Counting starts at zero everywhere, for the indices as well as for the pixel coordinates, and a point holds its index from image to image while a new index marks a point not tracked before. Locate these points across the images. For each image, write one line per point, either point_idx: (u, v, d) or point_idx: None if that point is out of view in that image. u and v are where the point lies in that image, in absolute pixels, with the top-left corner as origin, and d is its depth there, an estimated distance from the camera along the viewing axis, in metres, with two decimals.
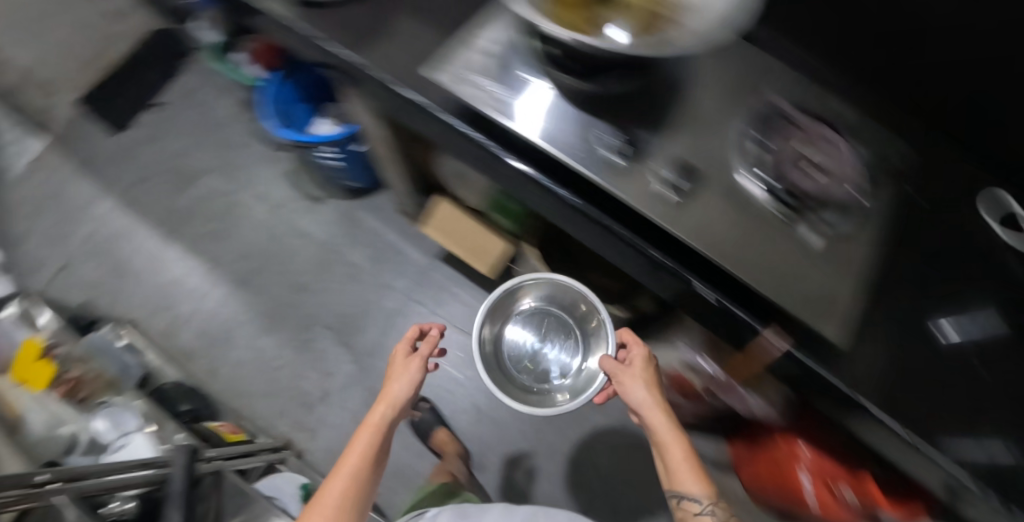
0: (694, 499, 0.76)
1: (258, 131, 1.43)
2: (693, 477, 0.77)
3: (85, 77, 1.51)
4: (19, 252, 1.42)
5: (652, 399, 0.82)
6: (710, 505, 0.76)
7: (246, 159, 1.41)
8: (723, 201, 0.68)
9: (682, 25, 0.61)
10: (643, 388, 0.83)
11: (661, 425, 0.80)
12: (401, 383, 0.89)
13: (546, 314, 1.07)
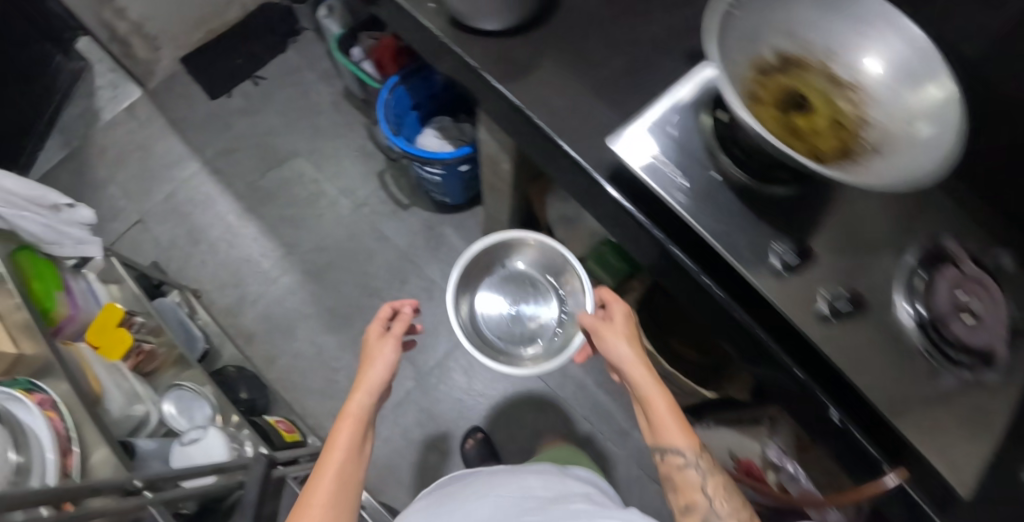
0: (679, 456, 0.66)
1: (354, 125, 1.41)
2: (677, 428, 0.68)
3: (192, 39, 1.52)
4: (98, 198, 1.42)
5: (630, 353, 0.75)
6: (697, 460, 0.66)
7: (337, 150, 1.39)
8: (882, 335, 0.58)
9: (882, 156, 0.58)
10: (620, 341, 0.76)
11: (642, 380, 0.72)
12: (378, 366, 0.77)
13: (516, 274, 0.99)
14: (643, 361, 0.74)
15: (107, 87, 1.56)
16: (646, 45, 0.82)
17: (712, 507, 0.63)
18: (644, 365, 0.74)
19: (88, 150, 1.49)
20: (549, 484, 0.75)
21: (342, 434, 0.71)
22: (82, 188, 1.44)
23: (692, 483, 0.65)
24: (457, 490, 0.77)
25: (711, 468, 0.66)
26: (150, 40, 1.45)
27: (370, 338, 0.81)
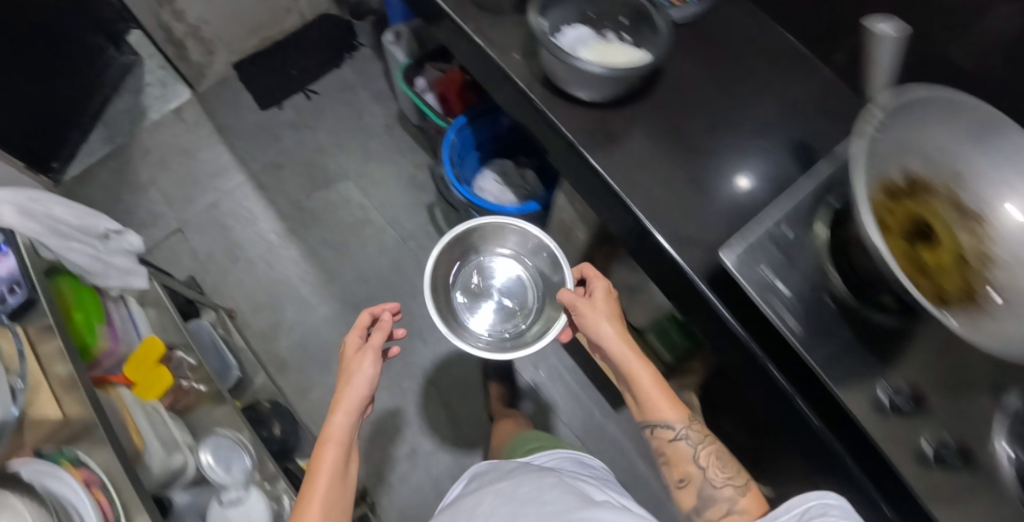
0: (670, 429, 0.73)
1: (407, 151, 1.37)
2: (664, 403, 0.75)
3: (246, 46, 1.49)
4: (138, 202, 1.38)
5: (613, 332, 0.79)
6: (687, 431, 0.74)
7: (388, 177, 1.35)
8: (988, 491, 0.58)
9: (1011, 314, 0.53)
10: (602, 321, 0.79)
11: (625, 358, 0.78)
12: (359, 380, 0.73)
13: (471, 269, 1.01)
14: (626, 339, 0.79)
15: (156, 85, 1.53)
16: (746, 134, 0.78)
17: (706, 478, 0.70)
18: (627, 344, 0.78)
19: (132, 148, 1.45)
20: (533, 482, 0.70)
21: (327, 462, 0.67)
22: (123, 188, 1.41)
23: (687, 456, 0.72)
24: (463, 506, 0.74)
25: (701, 436, 0.74)
26: (205, 43, 1.42)
27: (348, 351, 0.76)
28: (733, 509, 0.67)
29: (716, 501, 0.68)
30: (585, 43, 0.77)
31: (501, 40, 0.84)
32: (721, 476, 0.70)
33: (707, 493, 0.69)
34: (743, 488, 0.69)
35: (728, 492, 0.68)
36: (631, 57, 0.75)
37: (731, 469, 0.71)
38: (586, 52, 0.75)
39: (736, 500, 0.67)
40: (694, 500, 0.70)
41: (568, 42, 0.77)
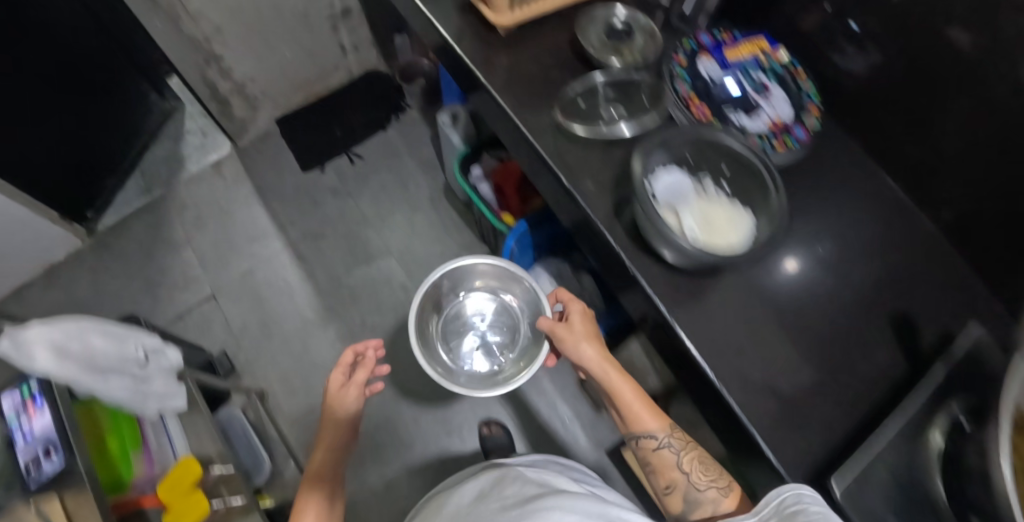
0: (650, 438, 0.76)
1: (452, 227, 1.31)
2: (645, 413, 0.78)
3: (290, 101, 1.44)
4: (171, 262, 1.33)
5: (592, 352, 0.83)
6: (669, 438, 0.76)
7: (431, 255, 1.29)
8: None
9: None
10: (579, 344, 0.84)
11: (603, 373, 0.82)
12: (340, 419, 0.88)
13: (445, 319, 1.04)
14: (603, 358, 0.83)
15: (196, 134, 1.48)
16: (833, 303, 0.75)
17: (689, 482, 0.72)
18: (604, 363, 0.82)
19: (168, 202, 1.40)
20: (505, 479, 0.78)
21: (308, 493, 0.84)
22: (157, 245, 1.35)
23: (669, 460, 0.75)
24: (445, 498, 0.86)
25: (682, 439, 0.76)
26: (250, 100, 1.37)
27: (333, 389, 0.90)
28: (717, 509, 0.68)
29: (702, 502, 0.70)
30: (683, 195, 0.70)
31: (581, 171, 0.77)
32: (705, 478, 0.71)
33: (693, 497, 0.71)
34: (728, 488, 0.70)
35: (711, 494, 0.70)
36: (735, 227, 0.68)
37: (715, 470, 0.72)
38: (690, 217, 0.68)
39: (721, 499, 0.69)
40: (683, 505, 0.71)
41: (664, 190, 0.69)
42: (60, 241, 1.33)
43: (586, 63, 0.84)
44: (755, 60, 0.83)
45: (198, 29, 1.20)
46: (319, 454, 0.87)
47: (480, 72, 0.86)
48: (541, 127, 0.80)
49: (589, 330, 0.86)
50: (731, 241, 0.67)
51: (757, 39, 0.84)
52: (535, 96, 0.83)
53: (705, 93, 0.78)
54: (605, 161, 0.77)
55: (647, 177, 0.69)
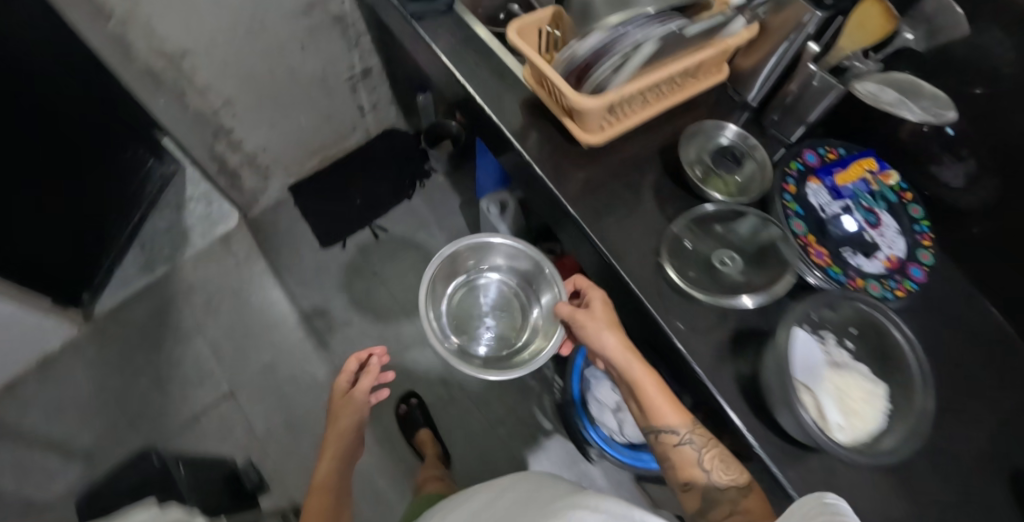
0: (670, 433, 0.69)
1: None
2: (667, 408, 0.69)
3: (304, 167, 1.32)
4: (181, 355, 1.20)
5: (614, 337, 0.74)
6: (690, 434, 0.69)
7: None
8: None
9: None
10: (602, 329, 0.74)
11: (627, 365, 0.72)
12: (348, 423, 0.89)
13: (457, 299, 1.02)
14: (626, 344, 0.73)
15: (200, 202, 1.34)
16: (972, 463, 0.67)
17: (709, 479, 0.66)
18: (627, 349, 0.73)
19: (173, 283, 1.27)
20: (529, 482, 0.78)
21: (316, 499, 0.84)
22: (164, 334, 1.22)
23: (689, 457, 0.68)
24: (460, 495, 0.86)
25: (704, 434, 0.69)
26: (261, 170, 1.24)
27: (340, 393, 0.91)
28: (735, 510, 0.63)
29: (722, 502, 0.64)
30: (817, 365, 0.66)
31: (691, 328, 0.69)
32: (724, 474, 0.66)
33: (712, 497, 0.65)
34: (747, 489, 0.65)
35: (732, 495, 0.64)
36: (871, 403, 0.66)
37: (736, 468, 0.66)
38: (829, 398, 0.64)
39: (741, 500, 0.64)
40: (700, 503, 0.66)
41: (800, 366, 0.65)
42: (54, 336, 1.19)
43: (686, 189, 0.76)
44: (865, 183, 0.77)
45: (206, 103, 1.06)
46: (331, 450, 0.88)
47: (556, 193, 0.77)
48: (638, 269, 0.72)
49: (611, 315, 0.76)
50: (868, 423, 0.64)
51: (862, 156, 0.78)
52: (624, 229, 0.75)
53: (820, 230, 0.73)
54: (709, 308, 0.70)
55: (790, 348, 0.64)
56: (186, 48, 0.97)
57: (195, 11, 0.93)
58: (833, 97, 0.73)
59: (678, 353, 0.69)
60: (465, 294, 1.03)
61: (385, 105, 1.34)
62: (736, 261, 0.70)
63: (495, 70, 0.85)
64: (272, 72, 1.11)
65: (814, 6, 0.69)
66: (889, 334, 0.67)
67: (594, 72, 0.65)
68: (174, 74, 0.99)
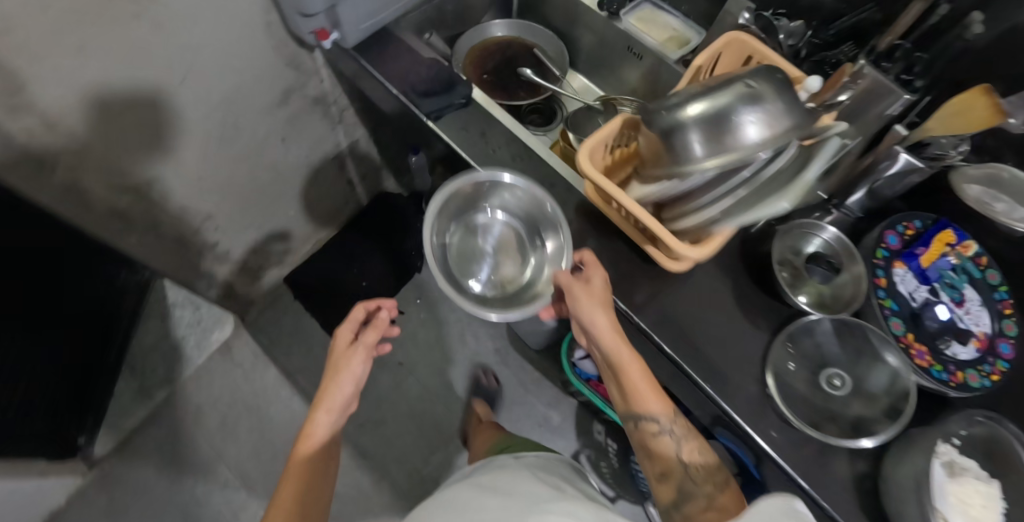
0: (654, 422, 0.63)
1: (530, 385, 1.14)
2: (651, 394, 0.64)
3: (296, 253, 1.18)
4: (204, 490, 1.09)
5: (603, 318, 0.66)
6: (671, 425, 0.64)
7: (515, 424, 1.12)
8: None
9: None
10: (592, 304, 0.66)
11: (614, 348, 0.66)
12: (344, 380, 0.73)
13: (452, 243, 0.77)
14: (616, 328, 0.66)
15: (185, 307, 1.16)
16: None
17: (687, 473, 0.61)
18: (615, 334, 0.66)
19: (177, 409, 1.14)
20: (509, 485, 0.71)
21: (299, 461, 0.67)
22: (180, 470, 1.10)
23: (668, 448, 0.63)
24: (445, 495, 0.73)
25: (684, 429, 0.64)
26: (252, 270, 1.10)
27: (340, 346, 0.76)
28: (712, 507, 0.57)
29: (698, 498, 0.59)
30: (942, 482, 0.62)
31: (810, 459, 0.64)
32: (701, 474, 0.61)
33: (687, 491, 0.60)
34: (727, 489, 0.59)
35: (708, 492, 0.59)
36: (988, 507, 0.64)
37: (716, 467, 0.61)
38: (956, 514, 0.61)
39: (719, 498, 0.58)
40: (675, 497, 0.60)
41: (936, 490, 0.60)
42: (56, 498, 1.06)
43: (773, 297, 0.71)
44: (946, 259, 0.73)
45: (183, 223, 0.92)
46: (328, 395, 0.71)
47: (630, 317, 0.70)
48: (739, 399, 0.66)
49: (604, 292, 0.67)
50: None
51: (936, 227, 0.73)
52: (716, 351, 0.68)
53: (918, 325, 0.69)
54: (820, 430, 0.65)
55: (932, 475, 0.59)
56: (153, 176, 0.82)
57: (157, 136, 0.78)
58: (918, 177, 0.68)
59: (802, 490, 0.64)
60: (463, 239, 0.78)
61: (374, 172, 1.20)
62: (845, 383, 0.67)
63: (535, 174, 0.75)
64: (252, 172, 0.96)
65: (903, 89, 0.62)
66: (1006, 445, 0.64)
67: (689, 207, 0.58)
68: (142, 205, 0.84)
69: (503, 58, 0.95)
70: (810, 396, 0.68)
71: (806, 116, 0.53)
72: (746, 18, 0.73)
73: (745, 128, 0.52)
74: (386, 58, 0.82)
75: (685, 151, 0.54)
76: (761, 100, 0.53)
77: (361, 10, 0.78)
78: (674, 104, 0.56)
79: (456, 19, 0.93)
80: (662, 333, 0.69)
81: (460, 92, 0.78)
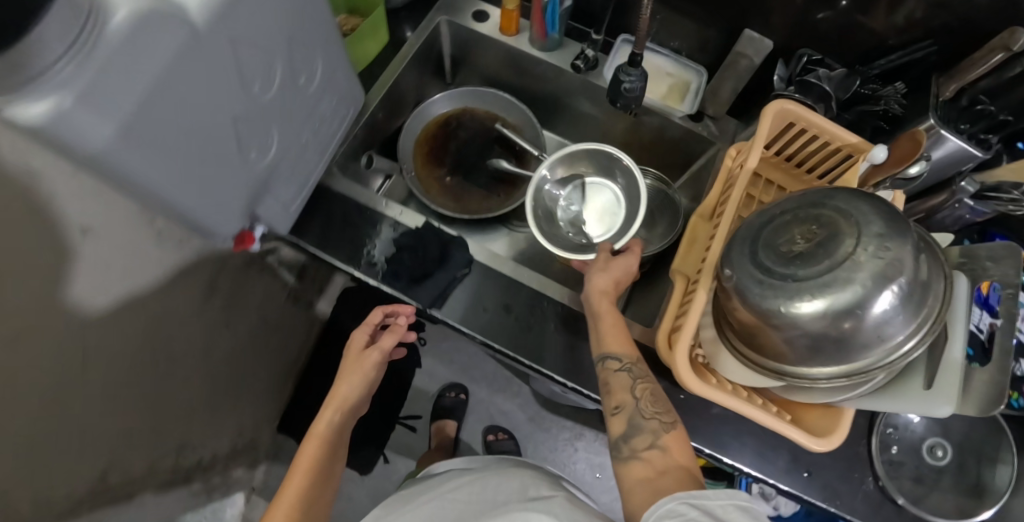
0: (615, 360, 0.56)
1: (578, 443, 1.04)
2: (620, 329, 0.57)
3: (281, 399, 1.02)
4: None
5: (598, 279, 0.60)
6: (633, 366, 0.56)
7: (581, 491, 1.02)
8: None
9: None
10: (598, 269, 0.61)
11: (598, 301, 0.59)
12: (354, 378, 0.59)
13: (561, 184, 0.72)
14: (605, 287, 0.60)
15: None
16: None
17: (636, 407, 0.55)
18: (604, 292, 0.60)
19: None
20: (487, 486, 0.75)
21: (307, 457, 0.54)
22: None
23: (624, 385, 0.56)
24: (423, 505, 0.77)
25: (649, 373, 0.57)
26: (246, 449, 0.94)
27: (353, 346, 0.61)
28: (657, 444, 0.52)
29: (644, 432, 0.53)
30: None
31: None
32: (650, 407, 0.54)
33: (636, 423, 0.53)
34: (673, 428, 0.53)
35: (654, 426, 0.53)
36: None
37: (666, 404, 0.55)
38: None
39: (663, 436, 0.53)
40: (620, 431, 0.54)
41: None
42: None
43: None
44: None
45: (157, 474, 0.73)
46: (342, 389, 0.58)
47: (729, 458, 0.61)
48: (867, 508, 0.59)
49: (619, 266, 0.61)
50: None
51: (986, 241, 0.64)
52: (832, 464, 0.61)
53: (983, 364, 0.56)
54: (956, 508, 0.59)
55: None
56: (102, 465, 0.63)
57: (65, 431, 0.56)
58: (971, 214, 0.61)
59: None
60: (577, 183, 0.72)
61: (327, 280, 1.01)
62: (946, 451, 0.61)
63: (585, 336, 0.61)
64: (206, 373, 0.77)
65: (982, 153, 0.54)
66: None
67: (803, 391, 0.51)
68: (103, 499, 0.64)
69: (459, 150, 0.79)
70: (943, 483, 0.61)
71: (937, 273, 0.46)
72: (778, 77, 0.62)
73: (888, 319, 0.44)
74: (333, 229, 0.63)
75: (814, 350, 0.47)
76: (900, 281, 0.44)
77: (286, 194, 0.58)
78: (785, 289, 0.46)
79: (390, 118, 0.74)
80: (772, 467, 0.60)
81: (458, 260, 0.62)
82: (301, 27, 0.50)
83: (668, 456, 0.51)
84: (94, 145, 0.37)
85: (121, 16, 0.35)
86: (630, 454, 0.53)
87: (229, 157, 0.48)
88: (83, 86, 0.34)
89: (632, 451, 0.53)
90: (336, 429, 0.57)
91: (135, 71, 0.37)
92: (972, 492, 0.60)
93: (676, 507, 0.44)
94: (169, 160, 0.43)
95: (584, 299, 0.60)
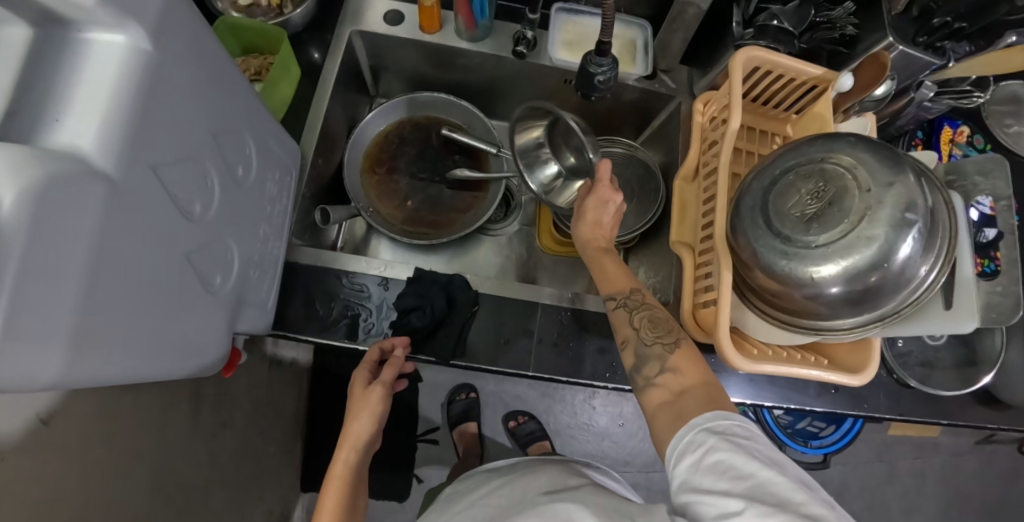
0: (608, 298, 0.54)
1: (595, 401, 1.08)
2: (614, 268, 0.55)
3: (295, 459, 0.97)
4: None
5: (582, 228, 0.58)
6: (630, 298, 0.53)
7: (616, 446, 1.06)
8: None
9: None
10: (578, 219, 0.59)
11: (587, 251, 0.58)
12: (364, 417, 0.54)
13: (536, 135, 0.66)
14: (591, 234, 0.58)
15: None
16: None
17: (638, 337, 0.51)
18: (594, 241, 0.58)
19: None
20: (514, 485, 0.74)
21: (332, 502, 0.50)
22: None
23: (624, 321, 0.53)
24: (465, 500, 0.77)
25: (649, 299, 0.53)
26: None
27: (357, 388, 0.56)
28: (667, 368, 0.48)
29: (652, 359, 0.49)
30: None
31: (968, 409, 0.66)
32: (651, 333, 0.50)
33: (641, 353, 0.50)
34: (678, 346, 0.49)
35: (660, 351, 0.49)
36: None
37: (666, 325, 0.51)
38: None
39: (671, 358, 0.49)
40: (630, 364, 0.50)
41: None
42: None
43: None
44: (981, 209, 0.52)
45: None
46: (353, 428, 0.54)
47: (769, 399, 0.64)
48: (890, 403, 0.65)
49: (590, 206, 0.58)
50: None
51: (936, 128, 0.69)
52: None
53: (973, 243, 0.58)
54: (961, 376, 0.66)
55: None
56: None
57: None
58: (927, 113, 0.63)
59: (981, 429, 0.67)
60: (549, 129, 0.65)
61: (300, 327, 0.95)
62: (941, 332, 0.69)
63: (611, 335, 0.61)
64: (218, 476, 0.70)
65: (937, 60, 0.55)
66: None
67: (831, 339, 0.53)
68: None
69: (411, 171, 0.73)
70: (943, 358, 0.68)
71: (937, 191, 0.47)
72: (736, 26, 0.60)
73: (911, 258, 0.45)
74: (320, 302, 0.58)
75: (850, 305, 0.48)
76: (914, 219, 0.45)
77: (260, 295, 0.51)
78: (808, 255, 0.46)
79: (329, 158, 0.67)
80: (806, 395, 0.64)
81: (465, 300, 0.59)
82: (215, 115, 0.41)
83: (681, 377, 0.47)
84: (44, 369, 0.29)
85: (11, 209, 0.26)
86: (645, 383, 0.49)
87: (188, 294, 0.40)
88: (3, 318, 0.26)
89: (646, 380, 0.49)
90: (355, 470, 0.53)
91: (57, 265, 0.29)
92: (968, 360, 0.67)
93: (692, 437, 0.41)
94: (133, 336, 0.35)
95: (581, 252, 0.60)
